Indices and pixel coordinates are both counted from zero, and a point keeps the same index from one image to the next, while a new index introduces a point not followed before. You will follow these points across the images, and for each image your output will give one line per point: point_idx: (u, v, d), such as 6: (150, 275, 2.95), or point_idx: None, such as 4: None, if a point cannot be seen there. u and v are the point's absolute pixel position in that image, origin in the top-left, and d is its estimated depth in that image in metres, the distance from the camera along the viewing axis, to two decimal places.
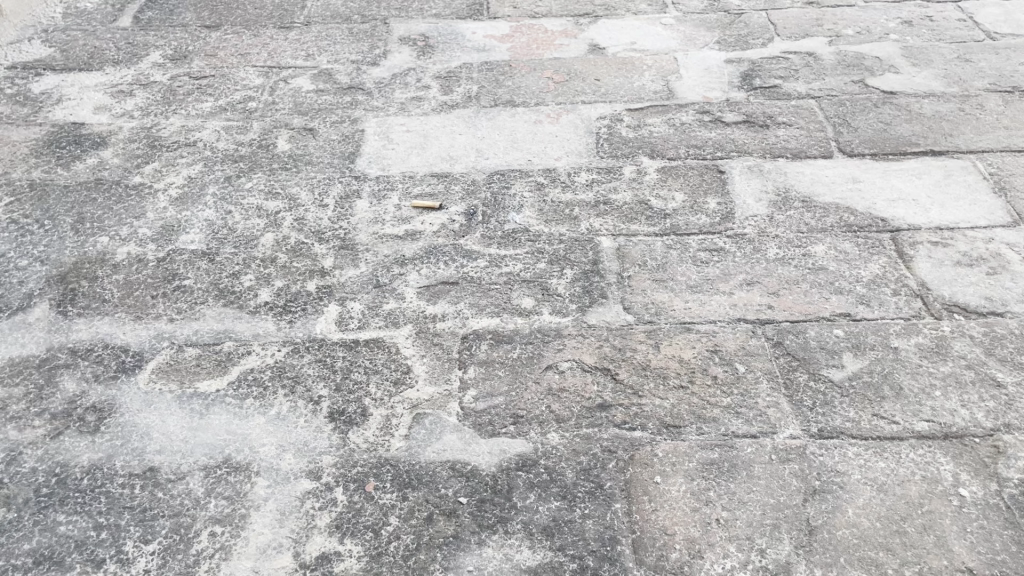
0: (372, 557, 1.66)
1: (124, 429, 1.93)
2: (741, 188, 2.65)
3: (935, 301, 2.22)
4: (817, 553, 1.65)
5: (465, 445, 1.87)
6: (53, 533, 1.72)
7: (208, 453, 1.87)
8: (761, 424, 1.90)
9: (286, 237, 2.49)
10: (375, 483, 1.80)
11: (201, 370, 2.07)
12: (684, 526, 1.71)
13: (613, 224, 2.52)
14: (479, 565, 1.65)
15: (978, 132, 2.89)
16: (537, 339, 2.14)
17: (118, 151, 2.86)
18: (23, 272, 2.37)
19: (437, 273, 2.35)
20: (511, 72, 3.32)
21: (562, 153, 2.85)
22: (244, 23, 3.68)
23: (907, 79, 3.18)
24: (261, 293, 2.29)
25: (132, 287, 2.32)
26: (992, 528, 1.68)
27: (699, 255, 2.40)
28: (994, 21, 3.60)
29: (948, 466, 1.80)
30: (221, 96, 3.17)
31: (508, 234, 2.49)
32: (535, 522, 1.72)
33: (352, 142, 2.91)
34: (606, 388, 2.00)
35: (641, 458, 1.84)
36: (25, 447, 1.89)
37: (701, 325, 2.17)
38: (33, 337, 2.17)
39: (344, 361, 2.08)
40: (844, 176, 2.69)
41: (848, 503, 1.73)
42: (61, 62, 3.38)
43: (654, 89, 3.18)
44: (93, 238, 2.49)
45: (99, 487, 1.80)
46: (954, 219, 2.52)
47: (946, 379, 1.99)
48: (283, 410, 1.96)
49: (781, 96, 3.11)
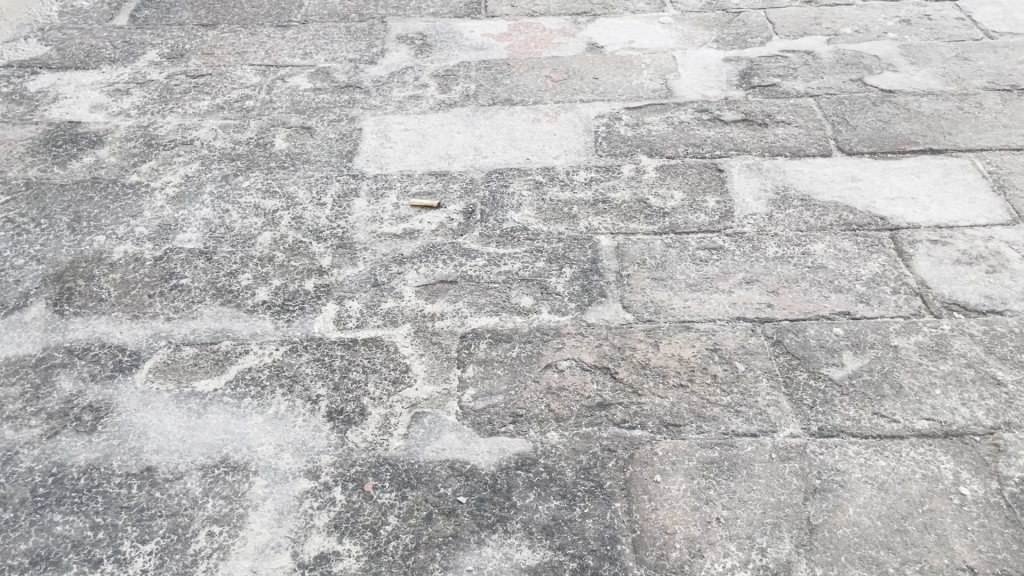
0: (371, 557, 1.65)
1: (121, 429, 1.91)
2: (739, 187, 2.65)
3: (935, 299, 2.22)
4: (818, 552, 1.64)
5: (464, 444, 1.87)
6: (49, 534, 1.70)
7: (206, 453, 1.86)
8: (761, 423, 1.89)
9: (283, 236, 2.47)
10: (373, 483, 1.79)
11: (199, 370, 2.06)
12: (684, 525, 1.70)
13: (612, 223, 2.51)
14: (479, 564, 1.64)
15: (977, 130, 2.89)
16: (536, 338, 2.13)
17: (114, 151, 2.84)
18: (19, 272, 2.36)
19: (435, 272, 2.35)
20: (509, 71, 3.31)
21: (561, 151, 2.84)
22: (241, 21, 3.67)
23: (905, 78, 3.18)
24: (258, 292, 2.28)
25: (128, 286, 2.31)
26: (993, 526, 1.68)
27: (698, 254, 2.39)
28: (993, 19, 3.60)
29: (948, 465, 1.80)
30: (217, 95, 3.16)
31: (507, 233, 2.48)
32: (535, 521, 1.71)
33: (351, 141, 2.90)
34: (606, 387, 1.99)
35: (641, 457, 1.83)
36: (22, 447, 1.88)
37: (700, 324, 2.16)
38: (30, 336, 2.16)
39: (343, 361, 2.07)
40: (842, 175, 2.69)
41: (849, 501, 1.73)
42: (58, 61, 3.37)
43: (653, 88, 3.17)
44: (90, 237, 2.48)
45: (96, 487, 1.79)
46: (952, 217, 2.51)
47: (946, 377, 1.99)
48: (281, 409, 1.95)
49: (780, 95, 3.11)
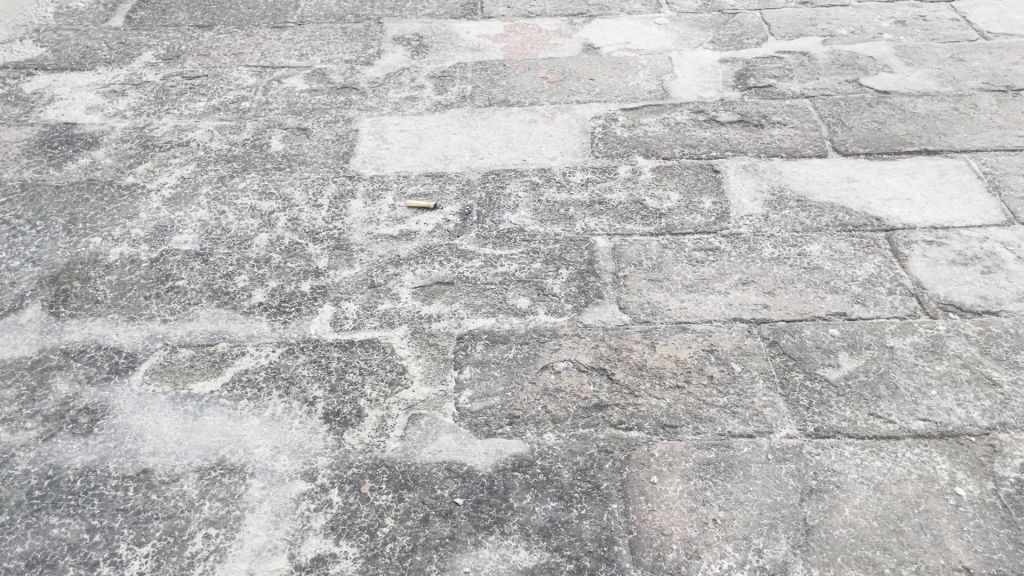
0: (368, 559, 1.65)
1: (118, 430, 1.91)
2: (735, 187, 2.65)
3: (931, 300, 2.23)
4: (814, 552, 1.64)
5: (461, 445, 1.87)
6: (45, 536, 1.70)
7: (203, 455, 1.86)
8: (758, 423, 1.90)
9: (280, 237, 2.47)
10: (370, 485, 1.79)
11: (196, 372, 2.06)
12: (681, 526, 1.70)
13: (608, 224, 2.51)
14: (476, 566, 1.64)
15: (972, 131, 2.90)
16: (533, 339, 2.13)
17: (110, 152, 2.84)
18: (15, 273, 2.36)
19: (432, 273, 2.35)
20: (505, 72, 3.31)
21: (557, 152, 2.84)
22: (237, 22, 3.67)
23: (901, 79, 3.19)
24: (255, 294, 2.28)
25: (124, 288, 2.30)
26: (989, 527, 1.69)
27: (695, 255, 2.39)
28: (988, 20, 3.61)
29: (944, 466, 1.80)
30: (213, 96, 3.15)
31: (503, 234, 2.48)
32: (532, 522, 1.71)
33: (347, 142, 2.89)
34: (602, 388, 2.00)
35: (638, 458, 1.83)
36: (18, 449, 1.88)
37: (697, 325, 2.17)
38: (26, 338, 2.16)
39: (339, 362, 2.07)
40: (838, 176, 2.70)
41: (845, 502, 1.73)
42: (53, 62, 3.36)
43: (649, 89, 3.18)
44: (86, 238, 2.48)
45: (93, 489, 1.79)
46: (948, 218, 2.52)
47: (942, 378, 2.00)
48: (278, 410, 1.95)
49: (776, 96, 3.12)
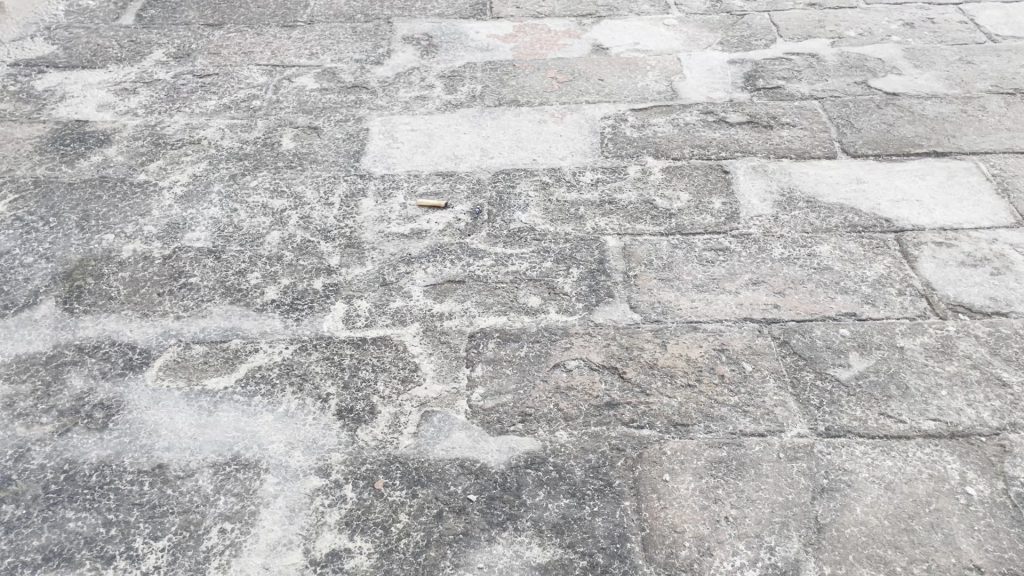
0: (382, 554, 1.66)
1: (132, 426, 1.93)
2: (745, 188, 2.66)
3: (940, 301, 2.24)
4: (826, 550, 1.66)
5: (473, 443, 1.88)
6: (62, 530, 1.72)
7: (217, 450, 1.87)
8: (769, 422, 1.91)
9: (292, 235, 2.49)
10: (384, 480, 1.80)
11: (210, 368, 2.07)
12: (694, 523, 1.72)
13: (618, 224, 2.53)
14: (490, 562, 1.66)
15: (981, 133, 2.91)
16: (545, 337, 2.14)
17: (123, 150, 2.86)
18: (28, 270, 2.37)
19: (443, 272, 2.36)
20: (515, 72, 3.33)
21: (567, 152, 2.85)
22: (246, 21, 3.68)
23: (909, 81, 3.20)
24: (267, 291, 2.29)
25: (138, 284, 2.32)
26: (999, 526, 1.70)
27: (705, 254, 2.41)
28: (996, 23, 3.62)
29: (955, 465, 1.81)
30: (224, 94, 3.17)
31: (514, 233, 2.49)
32: (545, 519, 1.72)
33: (357, 141, 2.91)
34: (614, 386, 2.01)
35: (650, 456, 1.85)
36: (33, 443, 1.89)
37: (708, 324, 2.18)
38: (40, 334, 2.17)
39: (352, 359, 2.08)
40: (847, 177, 2.71)
41: (855, 501, 1.74)
42: (64, 60, 3.37)
43: (658, 89, 3.19)
44: (99, 235, 2.49)
45: (108, 484, 1.80)
46: (957, 219, 2.53)
47: (952, 378, 2.01)
48: (292, 407, 1.96)
49: (785, 97, 3.13)
